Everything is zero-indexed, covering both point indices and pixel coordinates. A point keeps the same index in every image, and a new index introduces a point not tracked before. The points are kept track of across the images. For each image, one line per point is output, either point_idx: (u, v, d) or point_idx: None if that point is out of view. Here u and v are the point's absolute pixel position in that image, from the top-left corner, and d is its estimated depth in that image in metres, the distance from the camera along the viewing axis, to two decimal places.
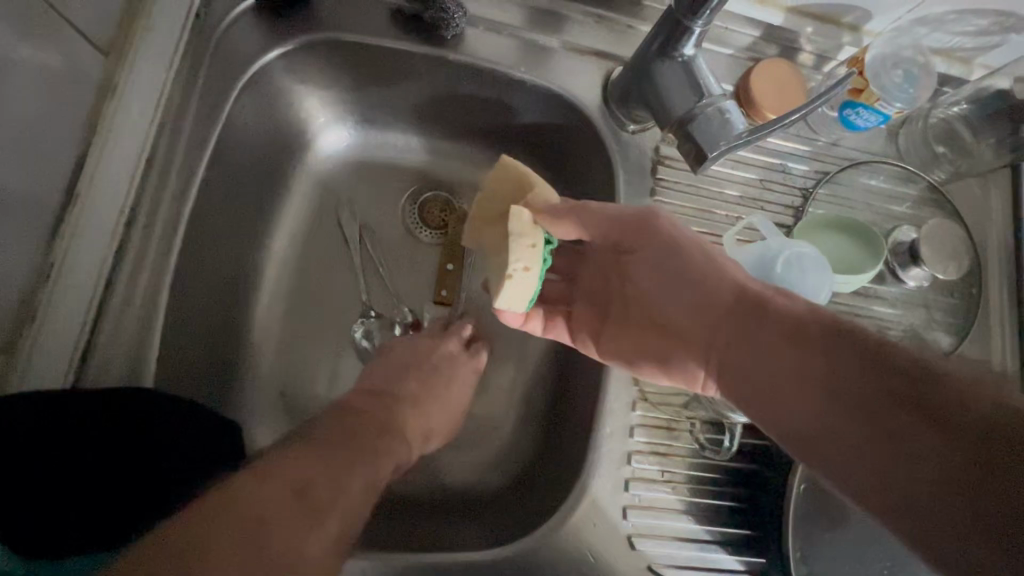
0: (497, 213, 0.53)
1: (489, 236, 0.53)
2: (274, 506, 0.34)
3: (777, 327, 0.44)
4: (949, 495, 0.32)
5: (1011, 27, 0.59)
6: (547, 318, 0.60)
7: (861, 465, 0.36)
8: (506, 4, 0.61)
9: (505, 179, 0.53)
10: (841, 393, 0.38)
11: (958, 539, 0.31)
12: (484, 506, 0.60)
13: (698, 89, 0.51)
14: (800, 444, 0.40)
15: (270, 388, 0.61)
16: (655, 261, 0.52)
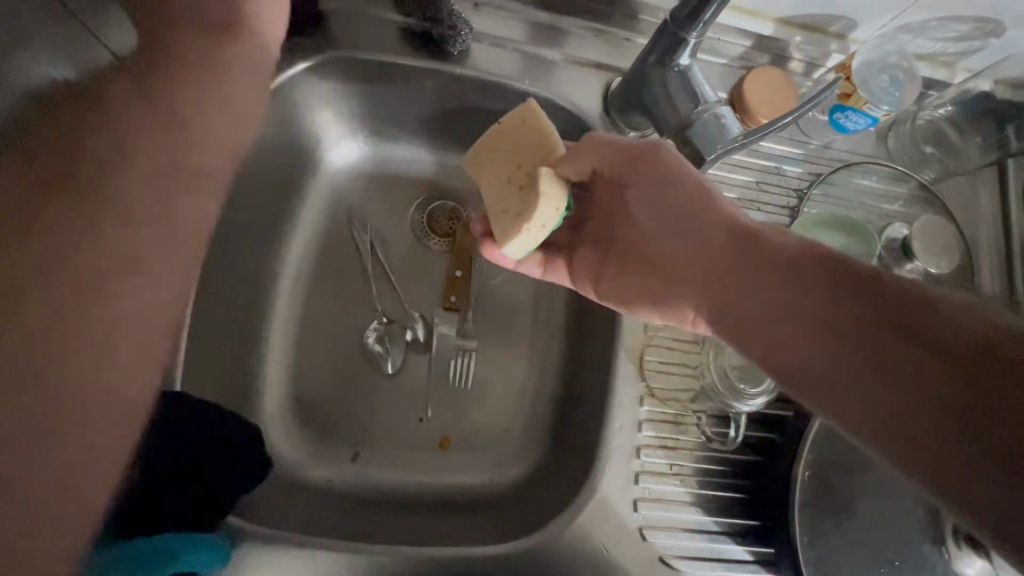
0: (505, 155, 0.52)
1: (495, 179, 0.52)
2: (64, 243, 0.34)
3: (782, 271, 0.44)
4: (956, 433, 0.32)
5: (990, 32, 0.62)
6: (546, 258, 0.60)
7: (868, 405, 0.36)
8: (510, 20, 0.64)
9: (522, 122, 0.52)
10: (846, 331, 0.39)
11: (965, 474, 0.31)
12: (498, 504, 0.61)
13: (694, 96, 0.54)
14: (803, 384, 0.40)
15: (288, 393, 0.63)
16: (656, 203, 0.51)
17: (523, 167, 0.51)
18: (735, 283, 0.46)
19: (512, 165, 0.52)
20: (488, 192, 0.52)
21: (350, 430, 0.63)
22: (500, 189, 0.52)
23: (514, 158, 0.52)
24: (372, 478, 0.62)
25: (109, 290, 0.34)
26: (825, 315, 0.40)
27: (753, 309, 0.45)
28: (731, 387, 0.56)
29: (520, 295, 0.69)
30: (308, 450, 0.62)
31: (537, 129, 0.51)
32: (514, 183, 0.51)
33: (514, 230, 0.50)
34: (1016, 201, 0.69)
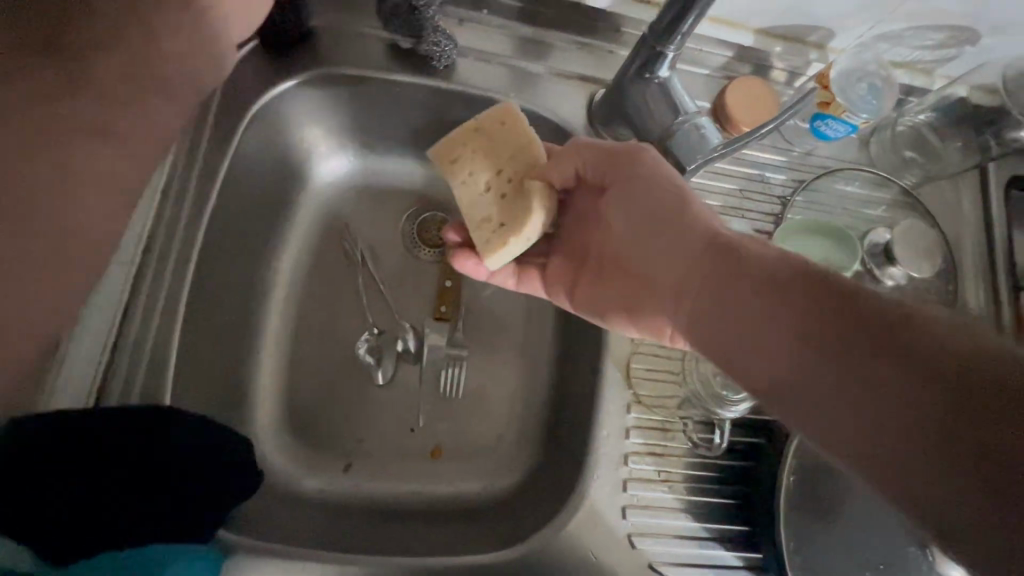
0: (482, 159, 0.52)
1: (471, 183, 0.52)
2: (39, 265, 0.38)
3: (757, 277, 0.41)
4: (941, 449, 0.29)
5: (965, 40, 0.63)
6: (521, 270, 0.61)
7: (844, 419, 0.33)
8: (494, 34, 0.65)
9: (506, 125, 0.52)
10: (818, 340, 0.36)
11: (948, 495, 0.28)
12: (489, 512, 0.62)
13: (675, 107, 0.55)
14: (778, 396, 0.38)
15: (279, 405, 0.63)
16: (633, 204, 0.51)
17: (503, 175, 0.52)
18: (714, 289, 0.44)
19: (489, 171, 0.52)
20: (464, 195, 0.52)
21: (341, 441, 0.63)
22: (478, 195, 0.52)
23: (494, 164, 0.52)
24: (364, 489, 0.62)
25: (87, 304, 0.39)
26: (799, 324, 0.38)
27: (728, 318, 0.43)
28: (713, 392, 0.57)
29: (509, 304, 0.70)
30: (299, 461, 0.62)
31: (519, 137, 0.52)
32: (495, 191, 0.52)
33: (499, 242, 0.51)
34: (997, 205, 0.70)
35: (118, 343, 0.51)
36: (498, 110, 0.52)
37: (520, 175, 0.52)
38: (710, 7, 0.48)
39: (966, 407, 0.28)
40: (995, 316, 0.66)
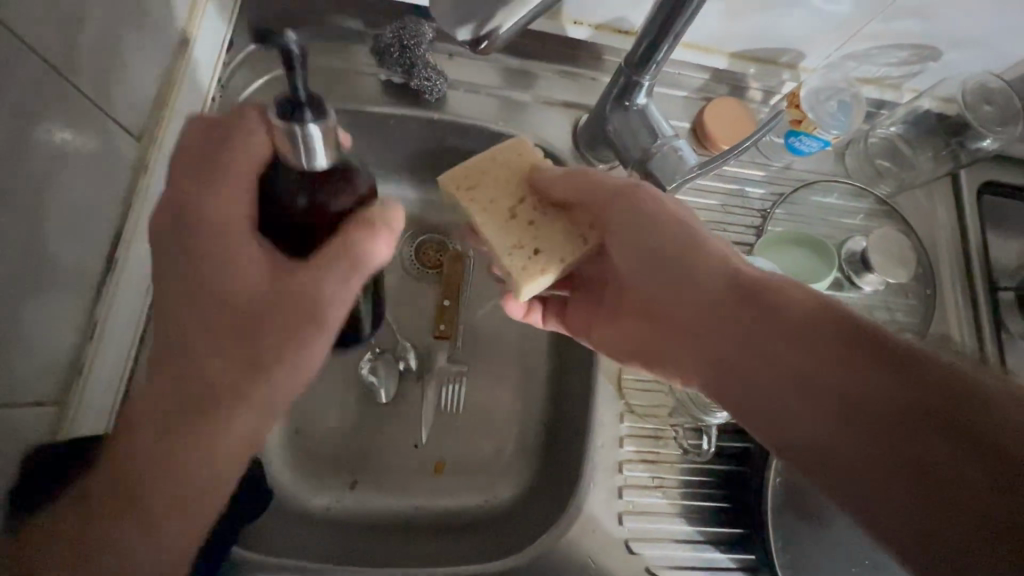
0: (503, 189, 0.51)
1: (494, 212, 0.50)
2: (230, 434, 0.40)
3: (782, 327, 0.41)
4: (951, 503, 0.32)
5: (928, 56, 0.67)
6: (544, 309, 0.64)
7: (859, 468, 0.36)
8: (483, 67, 0.69)
9: (523, 153, 0.53)
10: (840, 386, 0.38)
11: (951, 545, 0.32)
12: (492, 524, 0.64)
13: (653, 131, 0.58)
14: (791, 438, 0.40)
15: (286, 425, 0.66)
16: (635, 239, 0.48)
17: (527, 204, 0.51)
18: (729, 335, 0.44)
19: (511, 200, 0.51)
20: (488, 226, 0.49)
21: (346, 460, 0.66)
22: (502, 223, 0.50)
23: (514, 192, 0.51)
24: (370, 506, 0.64)
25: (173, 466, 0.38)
26: (824, 364, 0.39)
27: (744, 364, 0.43)
28: (697, 400, 0.59)
29: (505, 321, 0.73)
30: (307, 481, 0.64)
31: (529, 170, 0.52)
32: (521, 218, 0.50)
33: (531, 267, 0.48)
34: (969, 210, 0.73)
35: (135, 371, 0.54)
36: (511, 144, 0.54)
37: (543, 204, 0.51)
38: (681, 38, 0.50)
39: (981, 471, 0.32)
40: (970, 317, 0.70)
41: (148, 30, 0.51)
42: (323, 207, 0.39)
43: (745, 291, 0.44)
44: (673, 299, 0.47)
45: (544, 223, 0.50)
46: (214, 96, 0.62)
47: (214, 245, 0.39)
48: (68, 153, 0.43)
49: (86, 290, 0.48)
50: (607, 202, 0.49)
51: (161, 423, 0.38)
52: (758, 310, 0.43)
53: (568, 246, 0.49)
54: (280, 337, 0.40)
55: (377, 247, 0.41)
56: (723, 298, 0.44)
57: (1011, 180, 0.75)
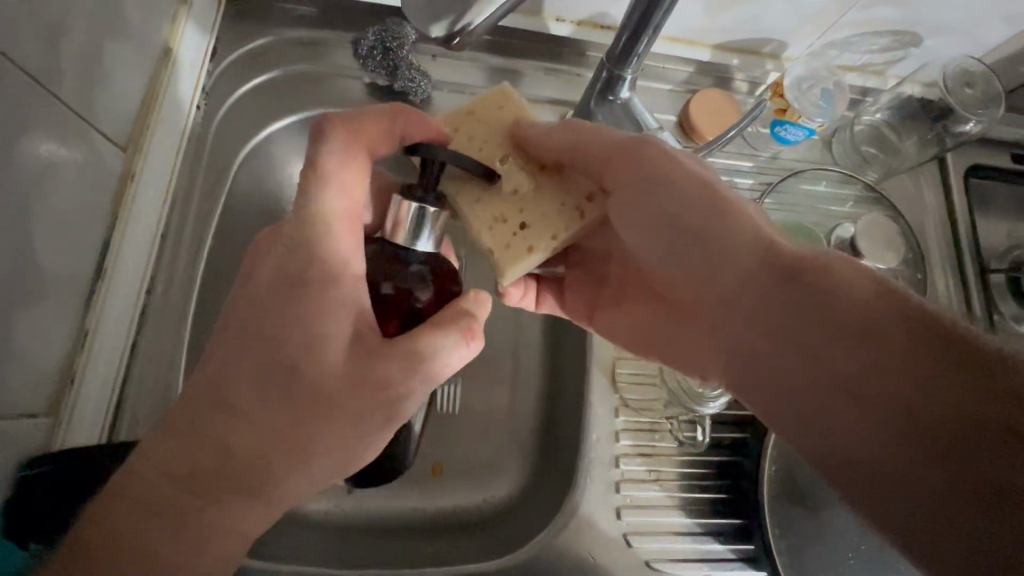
0: (482, 149, 0.50)
1: (473, 176, 0.49)
2: (265, 473, 0.40)
3: (811, 308, 0.38)
4: (958, 501, 0.32)
5: (909, 42, 0.68)
6: (541, 291, 0.64)
7: (872, 460, 0.35)
8: (467, 66, 0.69)
9: (505, 108, 0.52)
10: (865, 375, 0.36)
11: (953, 539, 0.32)
12: (492, 522, 0.64)
13: (638, 125, 0.59)
14: (807, 424, 0.39)
15: None
16: (647, 217, 0.46)
17: (510, 165, 0.49)
18: (749, 317, 0.42)
19: (495, 157, 0.50)
20: (467, 191, 0.48)
21: None
22: (482, 189, 0.48)
23: (496, 150, 0.50)
24: (367, 510, 0.64)
25: (201, 501, 0.39)
26: (865, 349, 0.36)
27: (767, 347, 0.41)
28: (691, 390, 0.59)
29: (498, 320, 0.72)
30: None
31: (511, 126, 0.51)
32: (503, 182, 0.49)
33: (516, 244, 0.47)
34: (957, 194, 0.74)
35: (128, 380, 0.54)
36: (495, 95, 0.53)
37: (528, 164, 0.50)
38: (661, 31, 0.51)
39: (994, 471, 0.31)
40: (962, 300, 0.70)
41: (131, 40, 0.51)
42: (408, 292, 0.45)
43: (780, 270, 0.40)
44: (690, 281, 0.46)
45: (529, 190, 0.49)
46: (198, 105, 0.61)
47: (292, 310, 0.41)
48: (56, 165, 0.44)
49: (76, 301, 0.48)
50: (601, 165, 0.48)
51: (201, 489, 0.39)
52: (789, 291, 0.40)
53: (560, 219, 0.48)
54: (318, 414, 0.41)
55: (452, 348, 0.44)
56: (759, 274, 0.41)
57: (997, 163, 0.75)
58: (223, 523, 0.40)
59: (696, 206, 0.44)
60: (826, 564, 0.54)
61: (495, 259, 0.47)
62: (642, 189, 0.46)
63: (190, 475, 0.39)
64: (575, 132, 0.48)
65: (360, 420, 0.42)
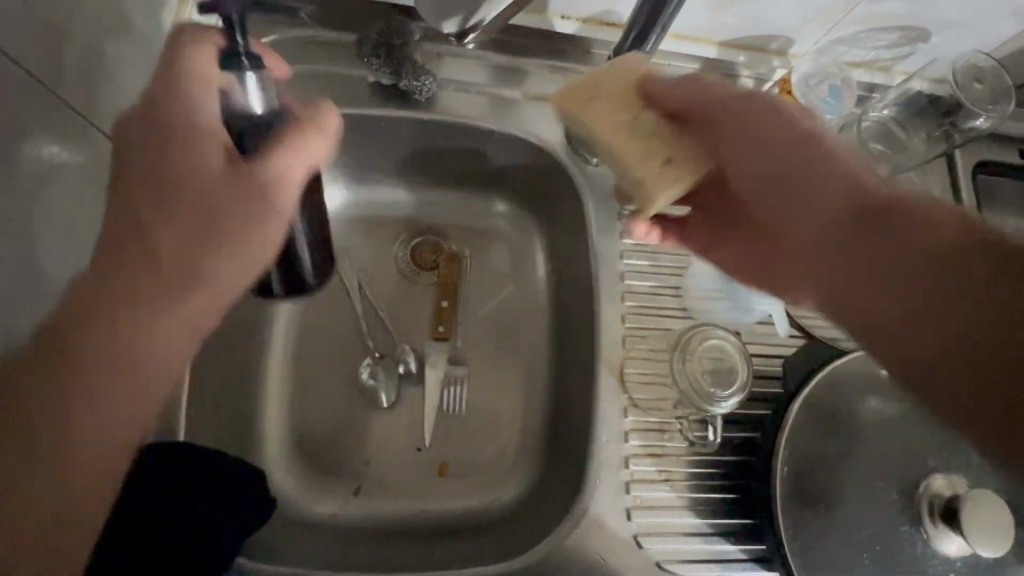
0: (621, 97, 0.49)
1: (617, 117, 0.49)
2: (162, 299, 0.39)
3: (893, 237, 0.41)
4: (991, 395, 0.37)
5: (916, 38, 0.67)
6: (665, 225, 0.62)
7: (925, 361, 0.39)
8: (472, 64, 0.69)
9: (636, 63, 0.51)
10: (933, 297, 0.39)
11: (986, 425, 0.37)
12: (499, 523, 0.63)
13: None
14: (871, 334, 0.42)
15: (284, 438, 0.65)
16: (757, 167, 0.45)
17: (650, 109, 0.49)
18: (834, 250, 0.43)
19: (631, 105, 0.49)
20: (610, 133, 0.48)
21: (351, 466, 0.65)
22: (623, 134, 0.48)
23: (632, 100, 0.49)
24: (374, 513, 0.63)
25: (103, 345, 0.38)
26: (917, 294, 0.40)
27: (841, 271, 0.43)
28: (702, 390, 0.56)
29: (505, 320, 0.72)
30: (311, 489, 0.64)
31: (640, 79, 0.49)
32: (643, 126, 0.48)
33: (664, 171, 0.47)
34: (966, 191, 0.73)
35: None
36: (624, 59, 0.51)
37: (657, 113, 0.49)
38: (668, 30, 0.51)
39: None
40: None
41: (133, 40, 0.50)
42: None
43: (853, 223, 0.42)
44: (781, 220, 0.46)
45: (671, 134, 0.48)
46: None
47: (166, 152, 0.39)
48: (57, 168, 0.43)
49: None
50: (717, 121, 0.46)
51: (101, 327, 0.38)
52: (852, 241, 0.42)
53: (700, 155, 0.47)
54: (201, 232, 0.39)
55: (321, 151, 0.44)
56: (846, 212, 0.43)
57: (1005, 160, 0.74)
58: (134, 388, 0.39)
59: (794, 160, 0.44)
60: (838, 565, 0.53)
61: (647, 184, 0.47)
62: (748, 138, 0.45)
63: (91, 316, 0.38)
64: (698, 86, 0.47)
65: (237, 247, 0.40)
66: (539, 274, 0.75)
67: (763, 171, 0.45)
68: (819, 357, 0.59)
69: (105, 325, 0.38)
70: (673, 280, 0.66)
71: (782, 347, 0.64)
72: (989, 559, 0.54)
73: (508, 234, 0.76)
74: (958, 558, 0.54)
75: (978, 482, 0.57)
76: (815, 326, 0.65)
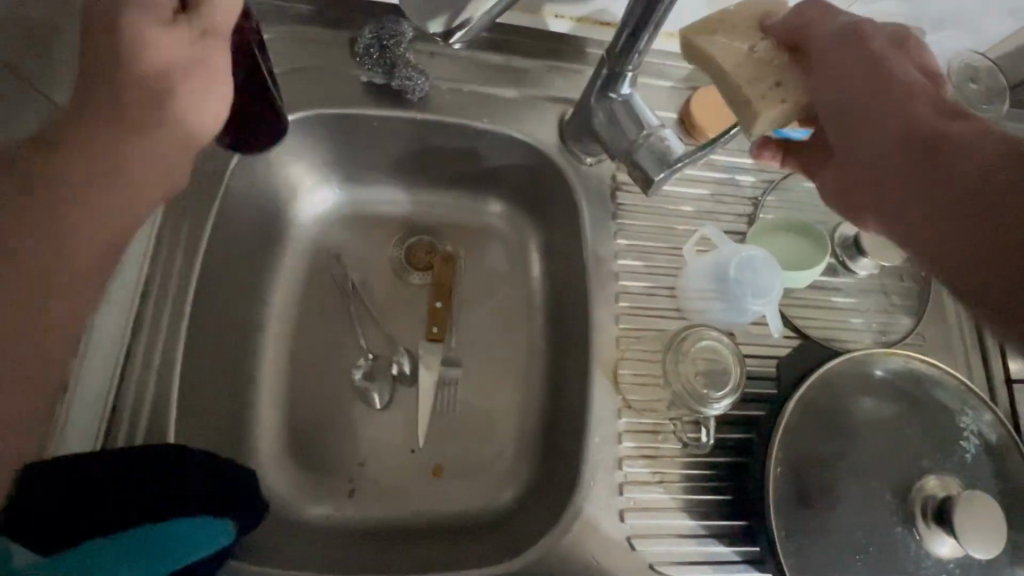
0: (742, 31, 0.49)
1: (736, 49, 0.49)
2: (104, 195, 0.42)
3: (946, 160, 0.41)
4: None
5: None
6: (775, 149, 0.59)
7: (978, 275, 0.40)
8: (467, 62, 0.68)
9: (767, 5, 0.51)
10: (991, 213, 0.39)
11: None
12: (492, 525, 0.63)
13: (638, 122, 0.57)
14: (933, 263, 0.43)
15: (277, 439, 0.64)
16: (835, 98, 0.46)
17: (769, 44, 0.49)
18: (895, 182, 0.44)
19: (754, 40, 0.49)
20: (727, 57, 0.48)
21: (344, 466, 0.65)
22: (740, 59, 0.48)
23: (750, 33, 0.49)
24: (367, 514, 0.63)
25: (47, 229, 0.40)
26: (999, 193, 0.39)
27: (905, 203, 0.44)
28: (694, 391, 0.57)
29: (500, 320, 0.72)
30: (303, 490, 0.63)
31: (757, 19, 0.50)
32: (761, 54, 0.48)
33: (771, 97, 0.46)
34: None
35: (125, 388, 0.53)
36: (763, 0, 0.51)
37: (779, 46, 0.49)
38: (662, 26, 0.50)
39: None
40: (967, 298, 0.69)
41: None
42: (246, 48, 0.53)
43: (919, 141, 0.43)
44: (852, 153, 0.46)
45: (785, 66, 0.48)
46: None
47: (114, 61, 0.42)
48: None
49: None
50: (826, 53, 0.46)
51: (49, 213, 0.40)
52: (914, 153, 0.43)
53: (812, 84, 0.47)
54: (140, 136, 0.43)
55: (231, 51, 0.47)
56: (904, 144, 0.43)
57: None
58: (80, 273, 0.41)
59: (884, 83, 0.44)
60: (832, 566, 0.53)
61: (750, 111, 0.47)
62: (844, 61, 0.46)
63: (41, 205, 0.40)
64: (825, 23, 0.47)
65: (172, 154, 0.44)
66: (534, 274, 0.74)
67: (851, 97, 0.45)
68: (813, 358, 0.59)
69: (30, 248, 0.39)
70: (668, 281, 0.65)
71: (776, 348, 0.64)
72: (982, 560, 0.54)
73: (502, 234, 0.76)
74: (951, 559, 0.54)
75: (971, 482, 0.57)
76: (810, 326, 0.65)
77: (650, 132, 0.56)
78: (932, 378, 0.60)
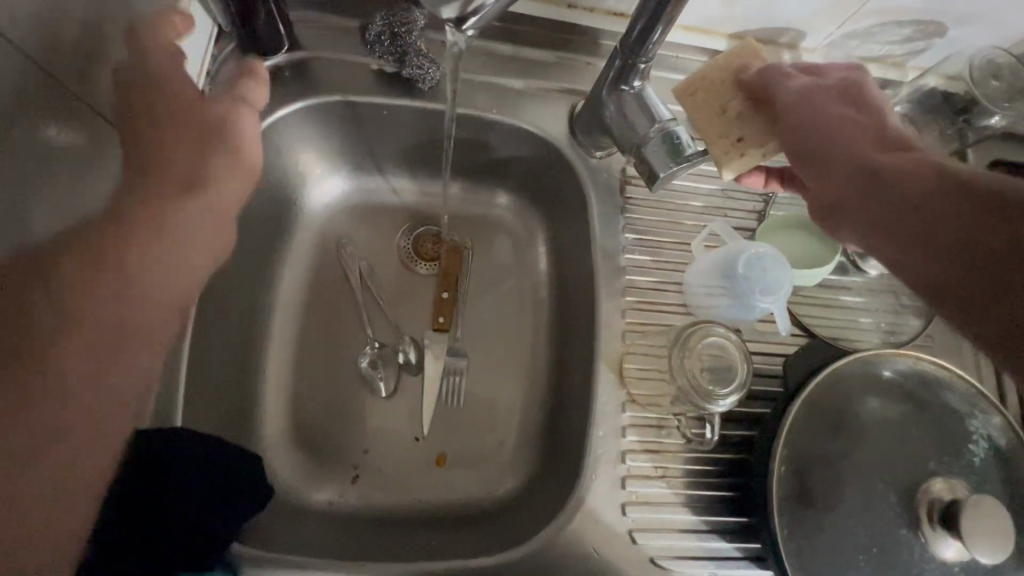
0: (714, 84, 0.51)
1: (706, 106, 0.51)
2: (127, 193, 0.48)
3: (907, 193, 0.44)
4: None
5: (931, 33, 0.66)
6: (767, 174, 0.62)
7: (970, 299, 0.41)
8: (479, 51, 0.68)
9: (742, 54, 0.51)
10: (962, 238, 0.42)
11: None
12: (494, 516, 0.63)
13: (650, 115, 0.57)
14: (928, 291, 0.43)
15: (283, 424, 0.65)
16: (801, 138, 0.47)
17: (741, 97, 0.50)
18: (873, 216, 0.45)
19: (727, 94, 0.50)
20: (698, 116, 0.51)
21: (348, 453, 0.65)
22: (711, 117, 0.51)
23: (725, 86, 0.51)
24: (370, 500, 0.64)
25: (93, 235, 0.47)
26: (957, 216, 0.42)
27: (888, 233, 0.45)
28: (700, 388, 0.56)
29: (506, 311, 0.72)
30: (307, 475, 0.64)
31: (733, 69, 0.51)
32: (732, 110, 0.50)
33: (739, 151, 0.49)
34: None
35: None
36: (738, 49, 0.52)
37: (747, 98, 0.50)
38: (676, 19, 0.49)
39: None
40: None
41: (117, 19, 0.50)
42: None
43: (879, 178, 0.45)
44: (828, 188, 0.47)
45: (753, 119, 0.50)
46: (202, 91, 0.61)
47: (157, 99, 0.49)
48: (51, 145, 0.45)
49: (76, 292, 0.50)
50: (785, 99, 0.48)
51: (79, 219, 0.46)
52: (875, 193, 0.45)
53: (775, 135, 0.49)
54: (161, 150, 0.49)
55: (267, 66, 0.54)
56: (867, 179, 0.45)
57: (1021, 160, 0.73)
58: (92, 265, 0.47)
59: (836, 124, 0.47)
60: (834, 565, 0.53)
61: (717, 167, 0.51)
62: (800, 103, 0.47)
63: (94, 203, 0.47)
64: (787, 75, 0.49)
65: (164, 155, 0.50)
66: (541, 267, 0.74)
67: (814, 132, 0.47)
68: (820, 357, 0.59)
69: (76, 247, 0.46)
70: (674, 277, 0.65)
71: (783, 346, 0.63)
72: (987, 564, 0.53)
73: (510, 226, 0.76)
74: (956, 563, 0.53)
75: (977, 485, 0.56)
76: (818, 325, 0.64)
77: (662, 126, 0.56)
78: (941, 380, 0.60)
